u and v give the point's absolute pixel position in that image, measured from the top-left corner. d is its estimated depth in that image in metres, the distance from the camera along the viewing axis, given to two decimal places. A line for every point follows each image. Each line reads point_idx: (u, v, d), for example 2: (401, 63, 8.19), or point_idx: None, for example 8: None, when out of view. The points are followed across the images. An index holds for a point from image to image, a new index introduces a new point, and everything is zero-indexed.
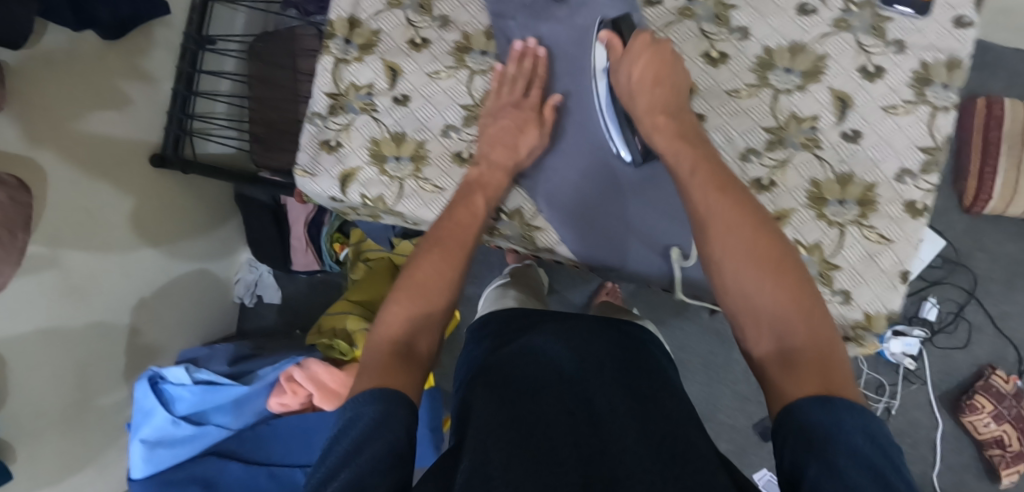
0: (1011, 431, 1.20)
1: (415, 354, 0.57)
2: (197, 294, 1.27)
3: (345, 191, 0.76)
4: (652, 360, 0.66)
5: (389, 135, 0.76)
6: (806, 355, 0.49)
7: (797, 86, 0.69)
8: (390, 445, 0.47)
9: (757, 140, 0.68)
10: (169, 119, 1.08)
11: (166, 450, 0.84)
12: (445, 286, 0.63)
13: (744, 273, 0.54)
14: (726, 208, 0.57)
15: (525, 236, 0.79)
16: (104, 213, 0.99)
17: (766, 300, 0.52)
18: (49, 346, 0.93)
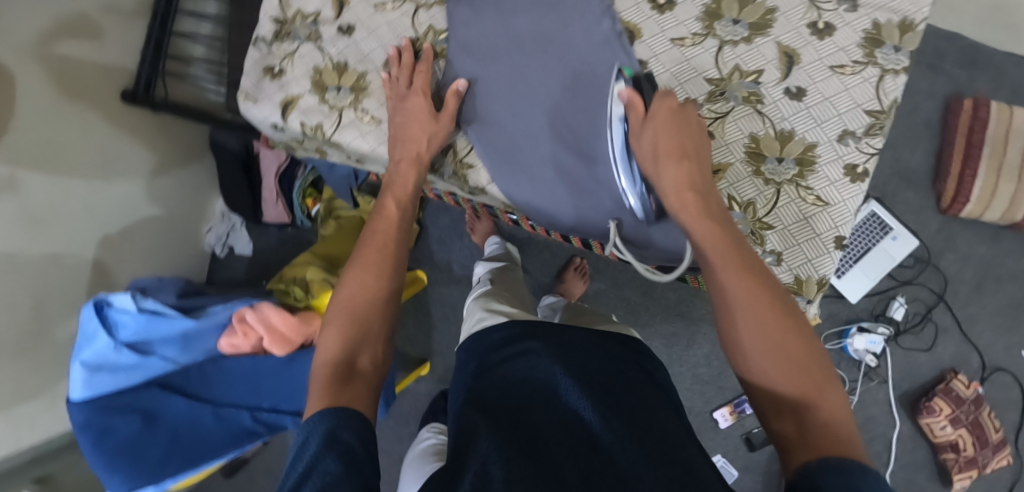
0: (966, 436, 1.20)
1: (357, 374, 0.56)
2: (168, 239, 1.27)
3: (286, 119, 0.72)
4: (645, 369, 0.63)
5: (331, 64, 0.71)
6: (817, 408, 0.47)
7: (743, 39, 0.61)
8: (350, 468, 0.46)
9: (697, 90, 0.61)
10: (142, 57, 1.07)
11: (107, 376, 0.85)
12: (375, 297, 0.61)
13: (751, 318, 0.50)
14: (743, 274, 0.52)
15: (458, 175, 0.72)
16: (69, 144, 0.99)
17: (777, 356, 0.49)
18: (4, 272, 0.91)
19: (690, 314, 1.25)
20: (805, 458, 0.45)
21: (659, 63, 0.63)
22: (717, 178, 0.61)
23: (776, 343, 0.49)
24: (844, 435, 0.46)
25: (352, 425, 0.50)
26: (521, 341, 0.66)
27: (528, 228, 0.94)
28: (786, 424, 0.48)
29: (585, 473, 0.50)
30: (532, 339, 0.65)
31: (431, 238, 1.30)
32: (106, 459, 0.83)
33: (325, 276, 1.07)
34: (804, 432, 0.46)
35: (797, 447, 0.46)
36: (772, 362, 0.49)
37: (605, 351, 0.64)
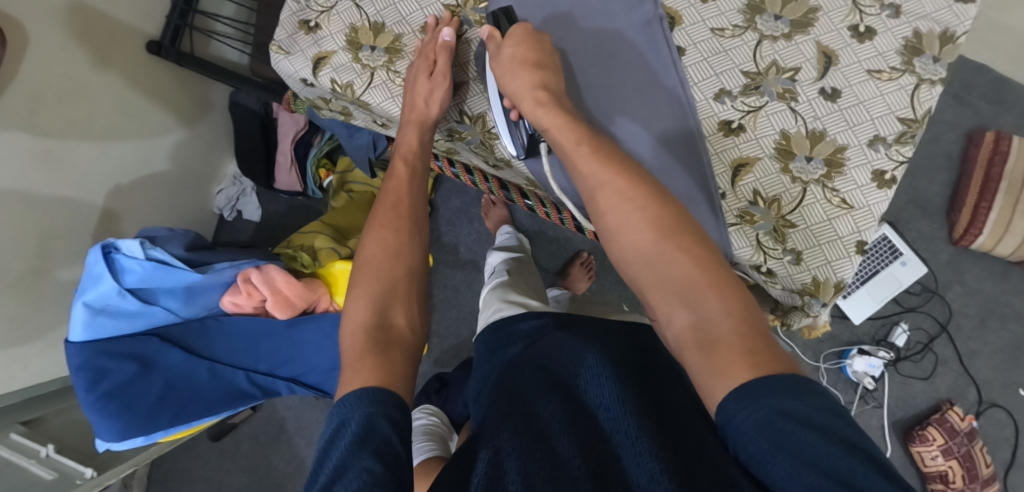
0: (956, 468, 1.19)
1: (392, 339, 0.55)
2: (179, 195, 1.27)
3: (317, 75, 0.72)
4: (664, 358, 0.62)
5: (369, 23, 0.71)
6: (710, 307, 0.49)
7: (783, 35, 0.61)
8: (388, 467, 0.43)
9: (733, 81, 0.61)
10: (172, 8, 1.10)
11: (108, 320, 0.84)
12: (398, 256, 0.60)
13: (617, 217, 0.53)
14: (618, 179, 0.53)
15: (485, 143, 0.71)
16: (87, 87, 0.99)
17: (646, 247, 0.52)
18: (12, 208, 0.91)
19: None
20: (722, 375, 0.46)
21: (697, 52, 0.62)
22: (744, 171, 0.61)
23: (665, 253, 0.51)
24: (760, 348, 0.47)
25: (391, 414, 0.48)
26: (543, 335, 0.65)
27: (543, 214, 0.96)
28: (676, 316, 0.50)
29: (588, 448, 0.50)
30: (553, 335, 0.64)
31: (441, 220, 1.31)
32: (98, 402, 0.82)
33: (333, 246, 1.07)
34: (702, 338, 0.48)
35: (700, 353, 0.48)
36: (666, 261, 0.51)
37: (623, 343, 0.63)
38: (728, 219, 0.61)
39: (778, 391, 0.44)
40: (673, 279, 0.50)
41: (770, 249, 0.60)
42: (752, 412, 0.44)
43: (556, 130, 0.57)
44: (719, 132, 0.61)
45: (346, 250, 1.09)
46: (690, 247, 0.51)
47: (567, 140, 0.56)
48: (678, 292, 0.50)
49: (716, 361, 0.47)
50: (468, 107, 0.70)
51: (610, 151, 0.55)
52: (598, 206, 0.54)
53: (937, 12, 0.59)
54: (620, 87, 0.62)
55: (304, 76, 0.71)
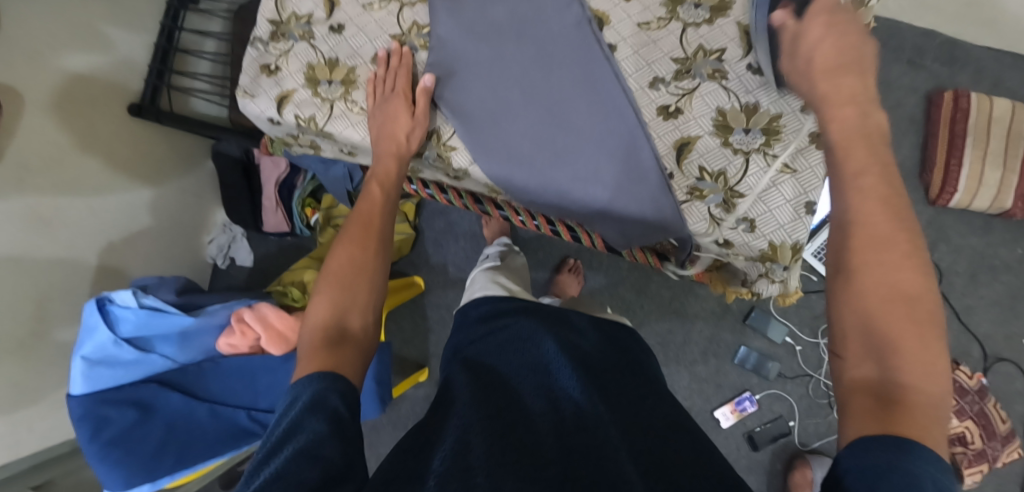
0: (973, 428, 1.19)
1: (348, 337, 0.60)
2: (171, 247, 1.30)
3: (281, 113, 0.75)
4: (633, 363, 0.69)
5: (323, 60, 0.74)
6: (910, 376, 0.44)
7: (705, 20, 0.64)
8: (333, 427, 0.50)
9: (665, 69, 0.64)
10: (148, 71, 1.14)
11: (107, 370, 0.86)
12: (362, 269, 0.65)
13: (872, 266, 0.48)
14: (885, 228, 0.48)
15: (441, 157, 0.73)
16: (73, 151, 1.05)
17: (866, 304, 0.47)
18: (7, 274, 0.97)
19: (684, 311, 1.31)
20: (864, 428, 0.44)
21: (627, 46, 0.65)
22: (687, 150, 0.63)
23: (900, 315, 0.46)
24: (919, 419, 0.43)
25: (340, 390, 0.54)
26: (513, 322, 0.69)
27: (519, 223, 0.96)
28: (865, 370, 0.46)
29: (567, 446, 0.53)
30: (519, 319, 0.69)
31: (427, 241, 1.34)
32: (104, 450, 0.84)
33: None
34: (884, 401, 0.44)
35: (849, 419, 0.45)
36: (895, 322, 0.46)
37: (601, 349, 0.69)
38: (679, 197, 0.63)
39: (890, 448, 0.42)
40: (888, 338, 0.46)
41: (722, 220, 0.62)
42: (870, 454, 0.42)
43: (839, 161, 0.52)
44: (659, 117, 0.64)
45: None
46: (925, 323, 0.46)
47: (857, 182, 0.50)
48: (894, 353, 0.45)
49: (877, 424, 0.44)
50: None
51: (897, 205, 0.49)
52: (850, 248, 0.49)
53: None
54: (580, 98, 0.64)
55: (269, 116, 0.74)
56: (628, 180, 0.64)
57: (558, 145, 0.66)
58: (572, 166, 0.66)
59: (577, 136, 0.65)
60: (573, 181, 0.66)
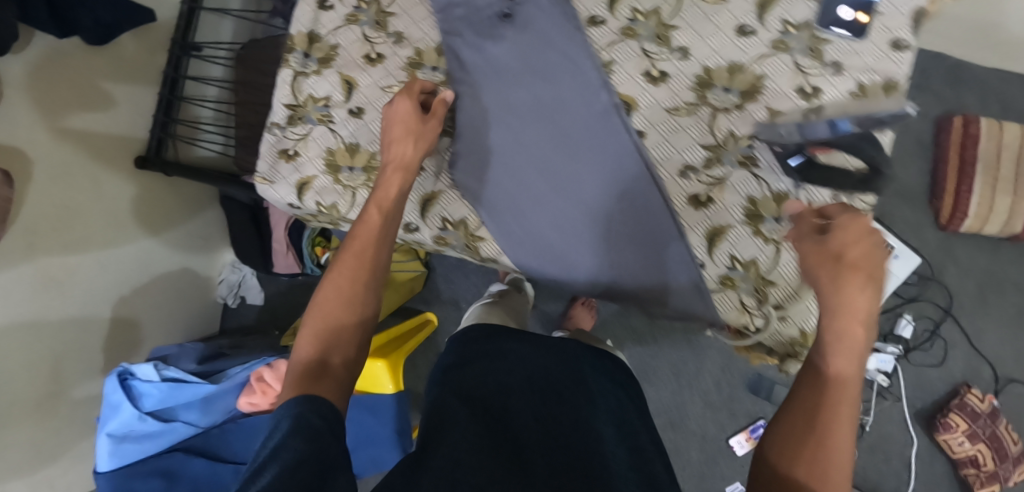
0: (985, 451, 1.21)
1: (329, 371, 0.62)
2: (180, 292, 1.30)
3: (301, 199, 0.82)
4: (633, 411, 0.76)
5: (343, 145, 0.80)
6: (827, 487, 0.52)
7: (735, 105, 0.72)
8: (310, 448, 0.51)
9: (695, 156, 0.73)
10: (152, 122, 1.13)
11: (132, 444, 0.87)
12: (351, 302, 0.66)
13: (832, 402, 0.54)
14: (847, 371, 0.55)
15: (469, 246, 0.81)
16: (81, 210, 1.03)
17: (802, 421, 0.55)
18: (21, 340, 0.96)
19: (696, 342, 1.30)
20: None
21: (657, 132, 0.74)
22: (718, 239, 0.72)
23: (831, 439, 0.53)
24: None
25: (321, 412, 0.56)
26: (510, 358, 0.78)
27: None
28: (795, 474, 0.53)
29: (552, 471, 0.62)
30: (516, 352, 0.78)
31: (437, 277, 1.33)
32: None
33: None
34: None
35: None
36: (830, 444, 0.53)
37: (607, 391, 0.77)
38: (711, 285, 0.72)
39: None
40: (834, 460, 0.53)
41: (750, 308, 0.70)
42: None
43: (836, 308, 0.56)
44: (691, 206, 0.73)
45: None
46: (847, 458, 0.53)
47: (853, 302, 0.55)
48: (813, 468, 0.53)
49: None
50: (449, 213, 0.80)
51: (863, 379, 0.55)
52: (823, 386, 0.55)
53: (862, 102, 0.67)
54: (595, 178, 0.74)
55: (288, 201, 0.81)
56: (632, 252, 0.74)
57: (570, 216, 0.75)
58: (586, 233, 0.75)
59: (568, 186, 0.75)
60: (575, 245, 0.76)
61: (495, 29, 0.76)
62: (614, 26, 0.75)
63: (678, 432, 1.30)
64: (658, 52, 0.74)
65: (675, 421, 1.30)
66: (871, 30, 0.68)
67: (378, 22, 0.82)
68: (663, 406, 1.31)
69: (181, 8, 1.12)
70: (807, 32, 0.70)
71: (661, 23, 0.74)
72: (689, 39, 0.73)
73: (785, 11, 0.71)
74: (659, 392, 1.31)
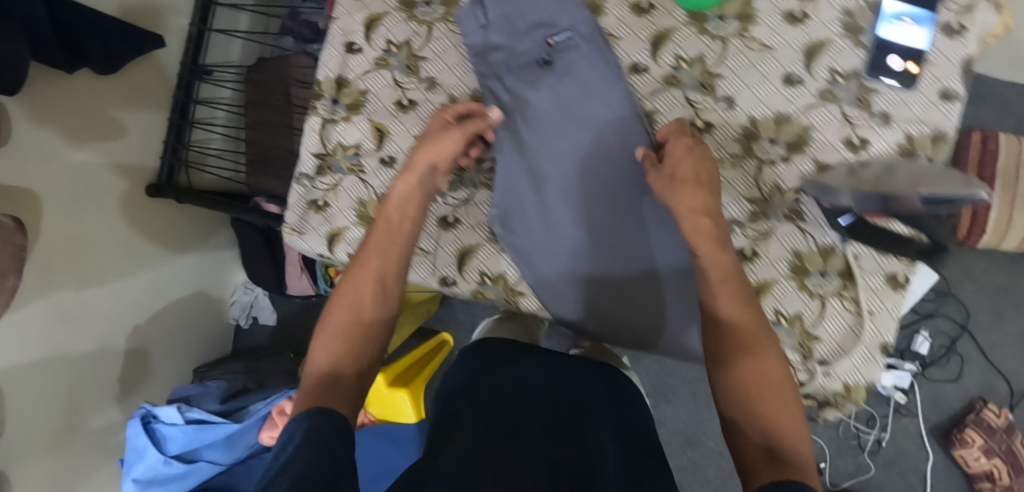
0: (1002, 466, 1.21)
1: (340, 384, 0.60)
2: (192, 316, 1.29)
3: (334, 250, 0.87)
4: (637, 415, 0.73)
5: (376, 197, 0.85)
6: (786, 437, 0.52)
7: (782, 157, 0.76)
8: (322, 461, 0.49)
9: (742, 210, 0.76)
10: (163, 148, 1.10)
11: (157, 487, 0.86)
12: (362, 314, 0.66)
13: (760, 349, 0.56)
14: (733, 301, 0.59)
15: (509, 300, 0.85)
16: (94, 242, 1.01)
17: (741, 371, 0.56)
18: (37, 378, 0.95)
19: None
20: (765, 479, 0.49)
21: None
22: (765, 292, 0.75)
23: (772, 384, 0.55)
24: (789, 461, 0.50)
25: (332, 425, 0.54)
26: (514, 364, 0.76)
27: None
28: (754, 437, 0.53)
29: (552, 471, 0.60)
30: (524, 360, 0.77)
31: (454, 298, 1.32)
32: None
33: None
34: (773, 455, 0.51)
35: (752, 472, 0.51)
36: (772, 399, 0.54)
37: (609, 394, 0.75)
38: None
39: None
40: (776, 411, 0.54)
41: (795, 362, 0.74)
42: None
43: (694, 243, 0.63)
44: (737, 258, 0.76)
45: None
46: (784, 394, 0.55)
47: (685, 202, 0.64)
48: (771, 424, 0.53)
49: (771, 473, 0.49)
50: (488, 268, 0.85)
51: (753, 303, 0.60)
52: (719, 330, 0.59)
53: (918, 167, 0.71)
54: (597, 204, 0.80)
55: (320, 253, 0.86)
56: (619, 264, 0.80)
57: (566, 230, 0.81)
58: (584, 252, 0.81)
59: (570, 199, 0.80)
60: (566, 254, 0.81)
61: (537, 75, 0.79)
62: (658, 74, 0.79)
63: (696, 450, 1.30)
64: (702, 100, 0.78)
65: (692, 438, 1.30)
66: (920, 81, 0.73)
67: (410, 67, 0.86)
68: (681, 425, 1.30)
69: (189, 31, 1.10)
70: (855, 83, 0.74)
71: (705, 72, 0.78)
72: (734, 88, 0.77)
73: (832, 59, 0.75)
74: (676, 410, 1.31)
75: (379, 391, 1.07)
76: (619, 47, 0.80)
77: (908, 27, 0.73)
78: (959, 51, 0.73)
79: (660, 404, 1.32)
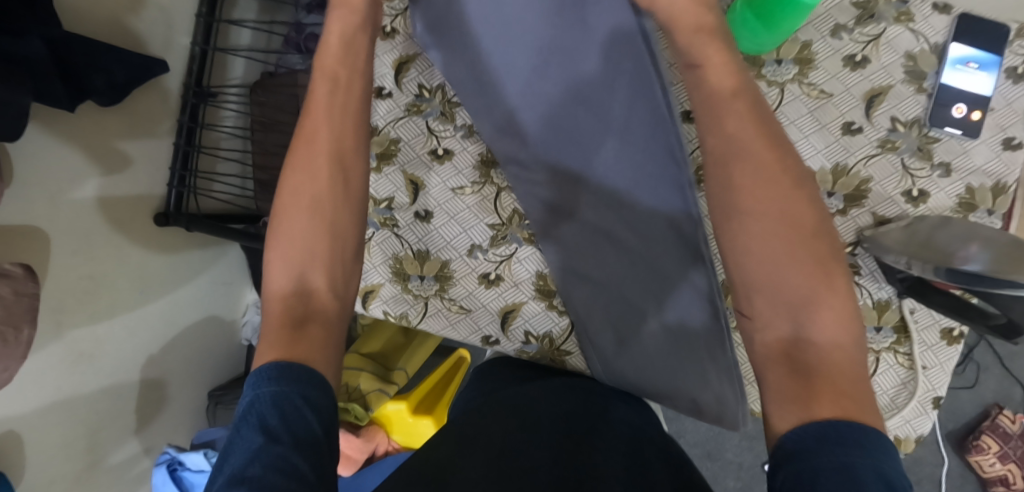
0: (1015, 471, 1.23)
1: (309, 301, 0.65)
2: (205, 338, 1.27)
3: (369, 306, 0.88)
4: (645, 430, 0.71)
5: (412, 254, 0.86)
6: (822, 333, 0.56)
7: (839, 211, 0.76)
8: (304, 459, 0.49)
9: None
10: (171, 176, 1.06)
11: None
12: (315, 222, 0.69)
13: (777, 254, 0.59)
14: (769, 192, 0.62)
15: (555, 359, 0.86)
16: (107, 279, 0.98)
17: (785, 266, 0.59)
18: (54, 420, 0.92)
19: None
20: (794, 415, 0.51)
21: None
22: None
23: (803, 281, 0.58)
24: (842, 382, 0.52)
25: (302, 392, 0.53)
26: (530, 383, 0.77)
27: None
28: (784, 328, 0.57)
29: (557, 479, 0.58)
30: (544, 382, 0.78)
31: None
32: None
33: (380, 387, 1.11)
34: (799, 374, 0.54)
35: (776, 402, 0.54)
36: (794, 283, 0.58)
37: (625, 417, 0.73)
38: None
39: (821, 439, 0.47)
40: (798, 290, 0.58)
41: None
42: (805, 439, 0.49)
43: (724, 118, 0.66)
44: None
45: (394, 387, 1.13)
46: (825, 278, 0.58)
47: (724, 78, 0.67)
48: (818, 331, 0.56)
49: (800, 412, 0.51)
50: (533, 327, 0.85)
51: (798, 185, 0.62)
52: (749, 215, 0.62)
53: (984, 228, 0.68)
54: (578, 112, 0.80)
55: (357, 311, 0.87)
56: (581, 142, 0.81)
57: (541, 135, 0.82)
58: (571, 158, 0.81)
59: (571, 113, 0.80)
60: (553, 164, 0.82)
61: None
62: None
63: (715, 461, 1.30)
64: None
65: (712, 450, 1.30)
66: (982, 130, 0.74)
67: (445, 114, 0.86)
68: (701, 437, 1.30)
69: (192, 51, 1.05)
70: (916, 132, 0.75)
71: None
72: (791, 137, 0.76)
73: (893, 106, 0.75)
74: (696, 422, 1.31)
75: (403, 419, 1.12)
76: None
77: (974, 73, 0.74)
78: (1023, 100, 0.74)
79: (679, 416, 1.32)
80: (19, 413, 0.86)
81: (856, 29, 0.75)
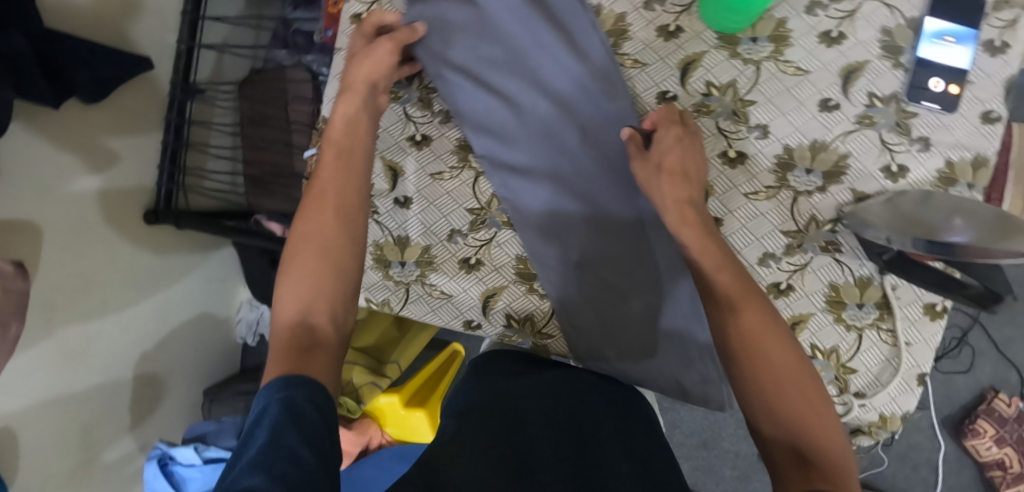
0: (1012, 454, 1.23)
1: (316, 337, 0.61)
2: (199, 336, 1.27)
3: None
4: (644, 422, 0.73)
5: (393, 240, 0.86)
6: (818, 439, 0.54)
7: (818, 187, 0.76)
8: (310, 454, 0.49)
9: (777, 244, 0.77)
10: (159, 173, 1.06)
11: None
12: (325, 255, 0.67)
13: (764, 344, 0.59)
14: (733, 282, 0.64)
15: (538, 344, 0.86)
16: (98, 277, 0.98)
17: (750, 382, 0.59)
18: (47, 418, 0.92)
19: None
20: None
21: (736, 218, 0.78)
22: (801, 327, 0.77)
23: (790, 383, 0.57)
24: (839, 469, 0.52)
25: (307, 399, 0.53)
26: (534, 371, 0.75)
27: None
28: (777, 435, 0.56)
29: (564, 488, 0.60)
30: (549, 370, 0.76)
31: None
32: None
33: (372, 380, 1.14)
34: (804, 462, 0.54)
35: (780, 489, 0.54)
36: (783, 400, 0.57)
37: (622, 412, 0.73)
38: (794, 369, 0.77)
39: None
40: (793, 396, 0.57)
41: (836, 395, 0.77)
42: None
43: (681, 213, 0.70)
44: (772, 293, 0.77)
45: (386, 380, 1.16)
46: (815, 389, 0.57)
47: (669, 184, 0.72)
48: (792, 421, 0.56)
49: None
50: (515, 310, 0.85)
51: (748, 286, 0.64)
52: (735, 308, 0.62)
53: (967, 200, 0.67)
54: (565, 148, 0.81)
55: None
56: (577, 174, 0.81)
57: (531, 166, 0.82)
58: (557, 187, 0.82)
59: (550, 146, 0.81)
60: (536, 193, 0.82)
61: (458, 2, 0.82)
62: (687, 102, 0.78)
63: (711, 449, 1.30)
64: (735, 129, 0.78)
65: (708, 439, 1.30)
66: (961, 103, 0.74)
67: (422, 100, 0.86)
68: (697, 426, 1.30)
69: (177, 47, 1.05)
70: (894, 107, 0.74)
71: (738, 98, 0.77)
72: (769, 115, 0.77)
73: (871, 82, 0.75)
74: (691, 411, 1.31)
75: (398, 413, 1.11)
76: (647, 75, 0.79)
77: (951, 47, 0.73)
78: (1003, 72, 0.73)
79: (674, 406, 1.31)
80: (12, 410, 0.86)
81: (831, 6, 0.75)
